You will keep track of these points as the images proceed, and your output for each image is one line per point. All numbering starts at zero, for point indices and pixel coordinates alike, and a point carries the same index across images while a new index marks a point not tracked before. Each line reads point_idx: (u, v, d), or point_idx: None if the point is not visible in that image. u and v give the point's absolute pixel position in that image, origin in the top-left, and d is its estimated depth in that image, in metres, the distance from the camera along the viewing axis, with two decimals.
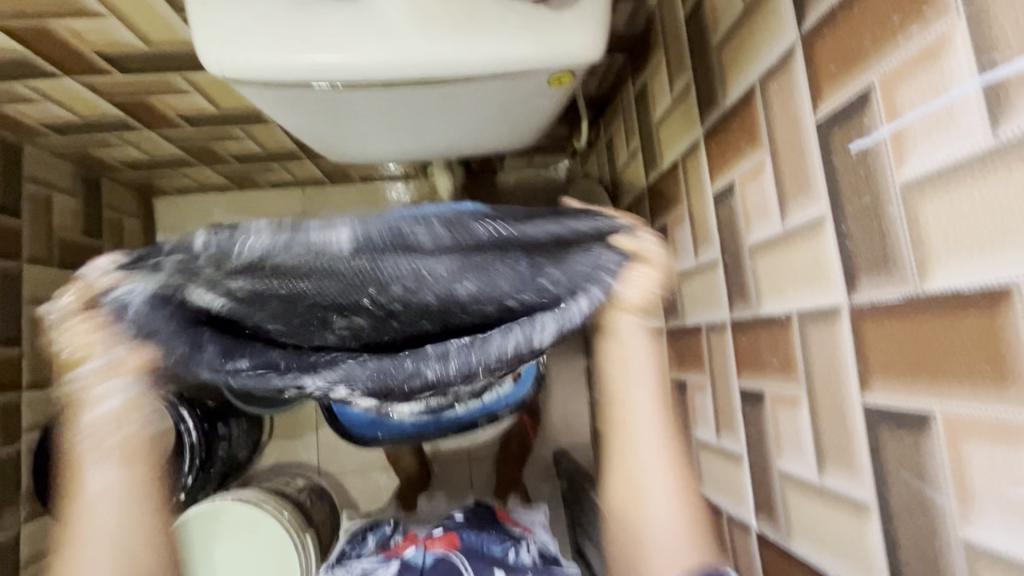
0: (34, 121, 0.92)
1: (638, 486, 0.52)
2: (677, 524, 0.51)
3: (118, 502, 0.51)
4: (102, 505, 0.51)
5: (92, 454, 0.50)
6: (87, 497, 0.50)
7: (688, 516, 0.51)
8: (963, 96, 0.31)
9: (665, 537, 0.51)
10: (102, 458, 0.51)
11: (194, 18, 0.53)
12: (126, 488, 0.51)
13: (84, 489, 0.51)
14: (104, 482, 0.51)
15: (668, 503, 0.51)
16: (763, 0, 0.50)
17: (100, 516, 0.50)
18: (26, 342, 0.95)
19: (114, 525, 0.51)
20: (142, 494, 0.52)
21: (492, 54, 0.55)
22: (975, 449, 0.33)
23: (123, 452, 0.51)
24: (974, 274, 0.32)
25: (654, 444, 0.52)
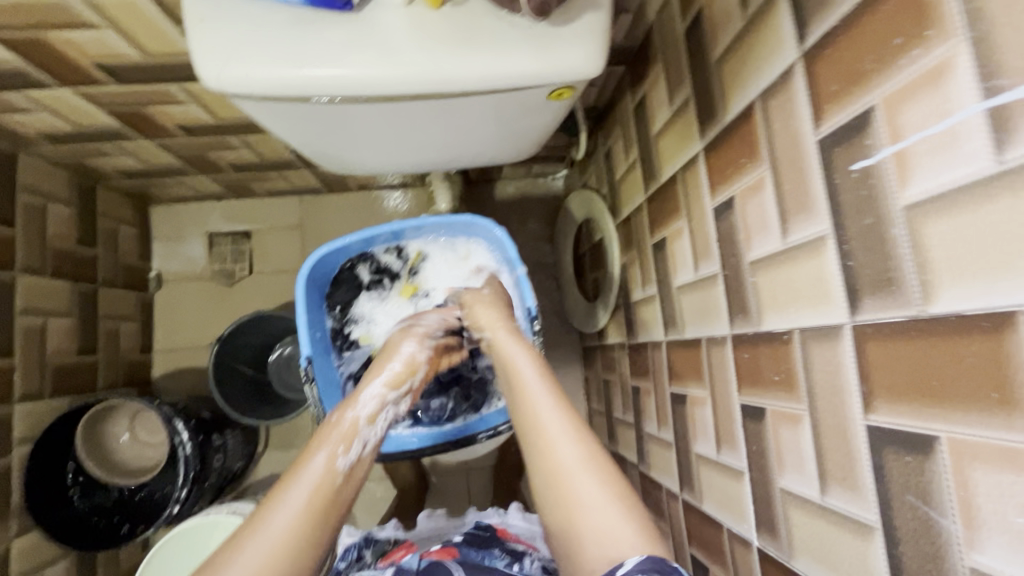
0: (30, 131, 0.91)
1: (550, 452, 0.54)
2: (580, 462, 0.52)
3: (297, 536, 0.50)
4: (290, 515, 0.50)
5: (306, 480, 0.53)
6: (277, 518, 0.50)
7: (594, 459, 0.52)
8: (967, 119, 0.31)
9: (578, 483, 0.51)
10: (301, 483, 0.53)
11: (192, 33, 0.52)
12: (308, 523, 0.51)
13: (274, 515, 0.51)
14: (303, 517, 0.51)
15: (574, 445, 0.53)
16: (762, 18, 0.50)
17: (255, 547, 0.48)
18: (19, 354, 0.94)
19: (286, 538, 0.49)
20: (320, 540, 0.51)
21: (494, 70, 0.54)
22: (983, 476, 0.32)
23: (341, 487, 0.55)
24: (978, 299, 0.32)
25: (555, 414, 0.56)
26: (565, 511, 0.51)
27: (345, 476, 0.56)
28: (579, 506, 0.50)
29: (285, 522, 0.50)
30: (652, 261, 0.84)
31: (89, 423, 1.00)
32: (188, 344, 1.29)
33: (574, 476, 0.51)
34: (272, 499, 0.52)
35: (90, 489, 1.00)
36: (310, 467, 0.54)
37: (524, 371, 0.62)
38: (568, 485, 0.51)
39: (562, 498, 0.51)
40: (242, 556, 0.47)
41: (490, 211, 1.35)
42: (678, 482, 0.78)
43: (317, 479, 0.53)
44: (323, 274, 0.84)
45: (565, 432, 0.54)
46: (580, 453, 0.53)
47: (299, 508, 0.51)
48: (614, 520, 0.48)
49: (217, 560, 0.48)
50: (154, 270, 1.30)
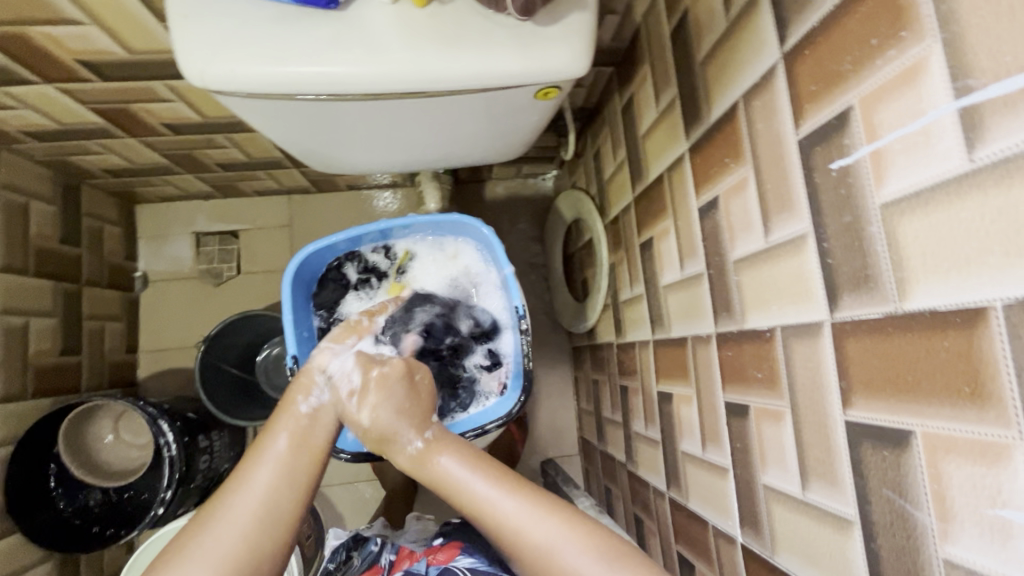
0: (12, 128, 0.90)
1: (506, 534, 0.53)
2: (529, 510, 0.53)
3: (281, 480, 0.53)
4: (270, 464, 0.54)
5: (285, 427, 0.57)
6: (261, 469, 0.53)
7: (527, 497, 0.54)
8: (940, 119, 0.32)
9: (529, 532, 0.52)
10: (281, 431, 0.57)
11: (176, 29, 0.52)
12: (290, 466, 0.54)
13: (256, 469, 0.53)
14: (285, 460, 0.54)
15: (513, 499, 0.54)
16: (745, 20, 0.51)
17: (242, 499, 0.51)
18: (0, 354, 0.93)
19: (269, 489, 0.52)
20: (302, 481, 0.54)
21: (480, 69, 0.55)
22: (956, 469, 0.33)
23: (316, 431, 0.58)
24: (950, 295, 0.33)
25: (509, 501, 0.54)
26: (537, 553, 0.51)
27: (322, 419, 0.59)
28: (523, 528, 0.52)
29: (268, 474, 0.53)
30: (639, 261, 0.84)
31: (71, 424, 0.98)
32: (174, 345, 1.28)
33: (528, 525, 0.52)
34: (253, 454, 0.55)
35: (73, 491, 0.98)
36: (288, 414, 0.58)
37: (460, 470, 0.56)
38: (524, 534, 0.52)
39: (516, 541, 0.52)
40: (229, 509, 0.50)
41: (480, 211, 1.35)
42: (665, 480, 0.78)
43: (293, 427, 0.57)
44: (309, 273, 0.83)
45: (516, 508, 0.53)
46: (519, 499, 0.54)
47: (281, 456, 0.55)
48: (574, 558, 0.50)
49: (205, 517, 0.51)
50: (140, 270, 1.29)
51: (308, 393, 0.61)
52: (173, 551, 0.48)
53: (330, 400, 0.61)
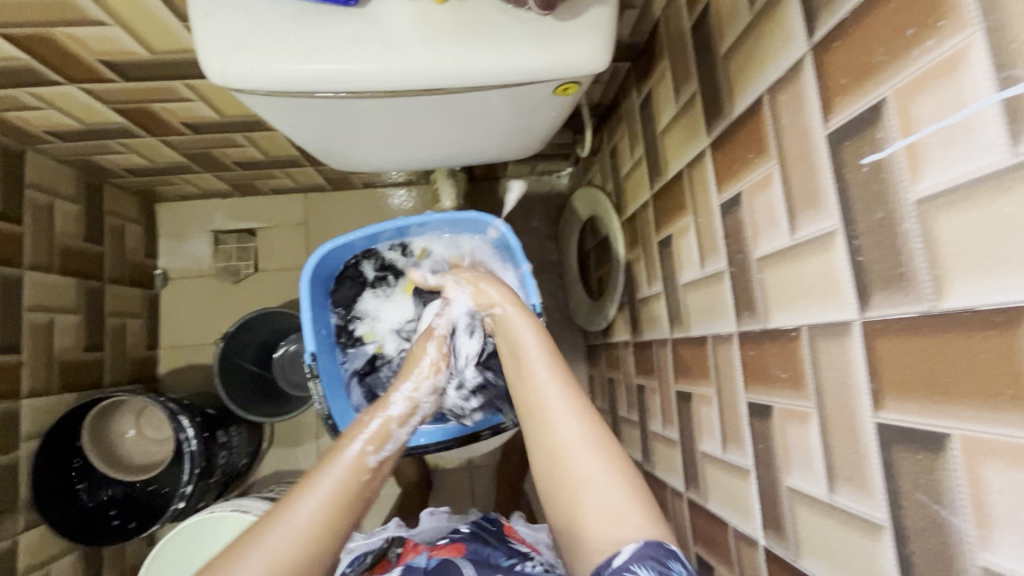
0: (37, 128, 0.91)
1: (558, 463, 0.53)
2: (586, 440, 0.53)
3: (321, 524, 0.51)
4: (314, 504, 0.51)
5: (337, 470, 0.55)
6: (303, 504, 0.51)
7: (595, 432, 0.54)
8: (981, 111, 0.31)
9: (580, 460, 0.52)
10: (330, 474, 0.54)
11: (197, 28, 0.52)
12: (331, 515, 0.52)
13: (300, 501, 0.52)
14: (329, 503, 0.52)
15: (578, 424, 0.54)
16: (770, 11, 0.50)
17: (279, 534, 0.49)
18: (27, 350, 0.95)
19: (307, 527, 0.50)
20: (336, 535, 0.52)
21: (499, 65, 0.54)
22: (995, 474, 0.32)
23: (365, 485, 0.55)
24: (992, 294, 0.31)
25: (574, 424, 0.54)
26: (565, 489, 0.51)
27: (374, 473, 0.57)
28: (584, 485, 0.50)
29: (309, 512, 0.51)
30: (657, 258, 0.83)
31: (95, 416, 1.00)
32: (194, 342, 1.30)
33: (577, 456, 0.52)
34: (302, 485, 0.53)
35: (97, 484, 1.00)
36: (339, 460, 0.56)
37: (536, 360, 0.60)
38: (572, 465, 0.52)
39: (569, 467, 0.52)
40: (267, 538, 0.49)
41: (495, 209, 1.35)
42: (683, 481, 0.77)
43: (345, 474, 0.54)
44: (327, 271, 0.84)
45: (577, 423, 0.54)
46: (584, 430, 0.54)
47: (325, 496, 0.52)
48: (620, 503, 0.49)
49: (246, 539, 0.49)
50: (160, 268, 1.31)
51: (363, 443, 0.58)
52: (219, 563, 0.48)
53: (387, 457, 0.59)
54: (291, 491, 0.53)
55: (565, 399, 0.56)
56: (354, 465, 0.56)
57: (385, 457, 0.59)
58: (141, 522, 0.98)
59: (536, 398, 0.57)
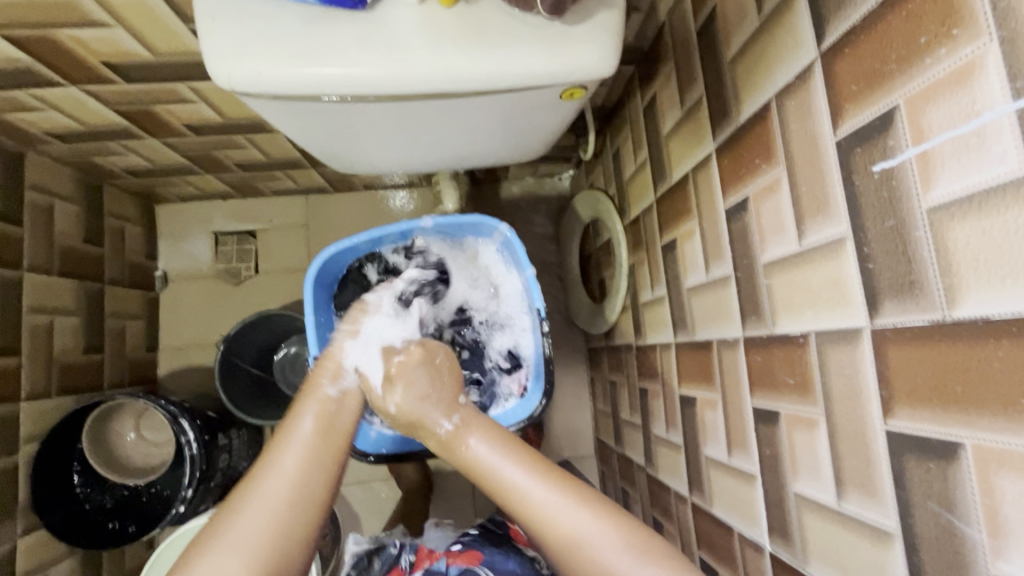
0: (38, 129, 0.91)
1: (518, 503, 0.55)
2: (564, 501, 0.54)
3: (307, 468, 0.56)
4: (298, 448, 0.57)
5: (310, 411, 0.60)
6: (286, 454, 0.56)
7: (573, 496, 0.54)
8: (996, 120, 0.31)
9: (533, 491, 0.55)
10: (305, 419, 0.60)
11: (203, 31, 0.52)
12: (314, 456, 0.57)
13: (283, 453, 0.56)
14: (310, 446, 0.57)
15: (545, 487, 0.55)
16: (779, 16, 0.50)
17: (270, 481, 0.54)
18: (26, 352, 0.94)
19: (296, 471, 0.55)
20: (326, 471, 0.57)
21: (507, 69, 0.54)
22: (1009, 484, 0.32)
23: (337, 419, 0.61)
24: (1006, 303, 0.31)
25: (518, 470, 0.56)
26: (542, 519, 0.54)
27: (341, 403, 0.63)
28: (555, 516, 0.53)
29: (294, 460, 0.56)
30: (661, 262, 0.83)
31: (94, 421, 1.00)
32: (194, 343, 1.29)
33: (532, 489, 0.55)
34: (281, 433, 0.59)
35: (97, 488, 0.99)
36: (311, 398, 0.62)
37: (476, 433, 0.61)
38: (537, 510, 0.54)
39: (523, 501, 0.55)
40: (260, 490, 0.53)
41: (497, 211, 1.35)
42: (687, 485, 0.77)
43: (317, 414, 0.60)
44: (330, 274, 0.84)
45: (537, 477, 0.56)
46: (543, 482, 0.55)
47: (306, 442, 0.58)
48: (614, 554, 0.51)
49: (238, 502, 0.53)
50: (160, 269, 1.30)
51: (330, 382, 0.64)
52: (209, 536, 0.51)
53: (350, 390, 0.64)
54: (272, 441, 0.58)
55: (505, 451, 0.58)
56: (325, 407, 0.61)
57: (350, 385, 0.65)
58: (140, 526, 0.97)
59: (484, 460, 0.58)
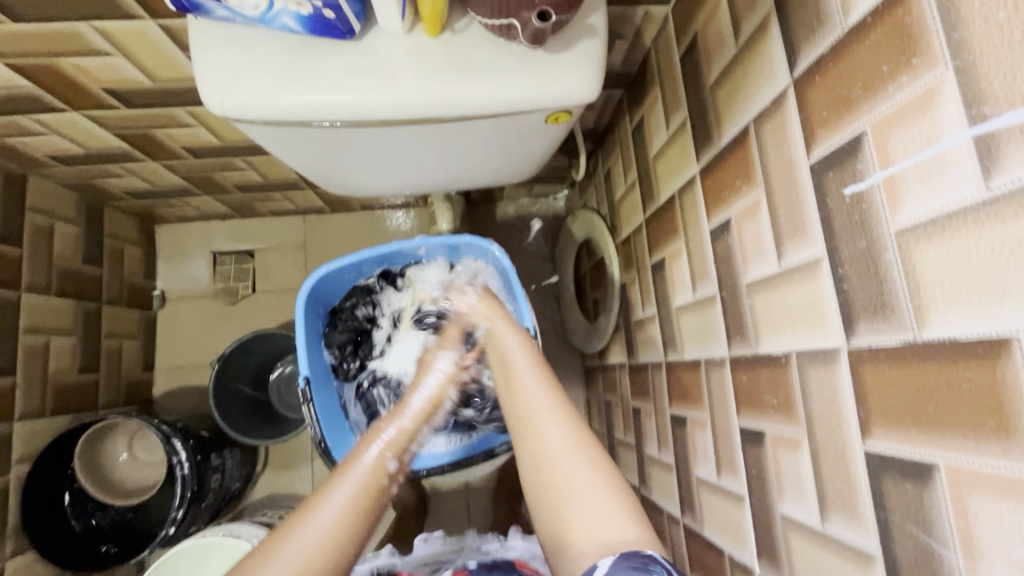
0: (40, 153, 0.93)
1: (540, 444, 0.57)
2: (585, 466, 0.53)
3: (343, 521, 0.52)
4: (332, 506, 0.52)
5: (353, 476, 0.56)
6: (325, 508, 0.52)
7: (583, 445, 0.55)
8: (955, 146, 0.32)
9: (568, 465, 0.54)
10: (350, 479, 0.56)
11: (197, 61, 0.54)
12: (353, 511, 0.53)
13: (323, 506, 0.52)
14: (350, 505, 0.53)
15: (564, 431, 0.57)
16: (754, 44, 0.51)
17: (303, 537, 0.49)
18: (21, 372, 0.95)
19: (330, 526, 0.51)
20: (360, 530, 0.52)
21: (492, 95, 0.55)
22: (981, 505, 0.32)
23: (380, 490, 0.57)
24: (973, 324, 0.32)
25: (551, 428, 0.57)
26: (557, 489, 0.53)
27: (392, 478, 0.59)
28: (575, 489, 0.52)
29: (332, 514, 0.52)
30: (651, 282, 0.84)
31: (89, 441, 0.99)
32: (190, 363, 1.29)
33: (564, 463, 0.54)
34: (321, 492, 0.55)
35: (84, 510, 0.99)
36: (356, 466, 0.58)
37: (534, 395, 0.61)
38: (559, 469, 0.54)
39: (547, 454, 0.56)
40: (290, 539, 0.49)
41: (493, 230, 1.36)
42: (679, 506, 0.76)
43: (362, 477, 0.57)
44: (319, 291, 0.85)
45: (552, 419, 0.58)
46: (575, 443, 0.56)
47: (346, 502, 0.53)
48: (608, 506, 0.50)
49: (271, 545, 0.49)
50: (158, 289, 1.31)
51: (380, 450, 0.61)
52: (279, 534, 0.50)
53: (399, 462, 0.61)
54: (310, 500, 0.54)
55: (546, 400, 0.60)
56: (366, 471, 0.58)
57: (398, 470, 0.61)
58: (122, 548, 0.97)
59: (523, 401, 0.61)
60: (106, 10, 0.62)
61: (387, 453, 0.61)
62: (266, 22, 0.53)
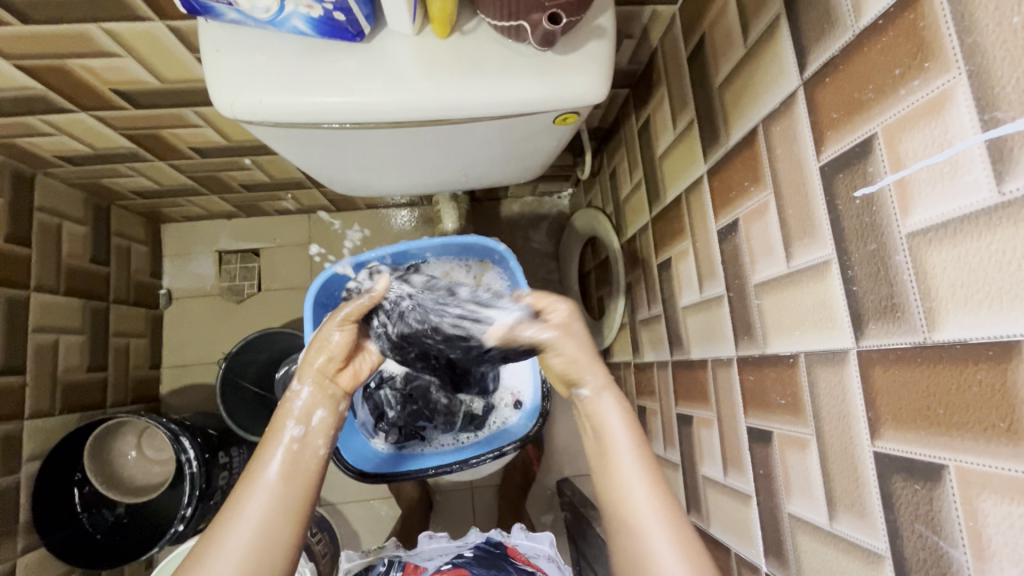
0: (49, 153, 0.93)
1: (625, 498, 0.54)
2: (658, 516, 0.52)
3: (274, 513, 0.53)
4: (262, 496, 0.53)
5: (275, 454, 0.56)
6: (250, 501, 0.53)
7: (661, 497, 0.54)
8: (967, 150, 0.32)
9: (641, 504, 0.53)
10: (271, 460, 0.56)
11: (208, 64, 0.54)
12: (282, 501, 0.54)
13: (247, 501, 0.53)
14: (276, 491, 0.54)
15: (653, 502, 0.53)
16: (763, 46, 0.52)
17: (236, 532, 0.51)
18: (31, 371, 0.95)
19: (263, 518, 0.52)
20: (294, 514, 0.54)
21: (499, 96, 0.56)
22: (991, 507, 0.32)
23: (304, 461, 0.57)
24: (983, 327, 0.32)
25: (634, 468, 0.55)
26: (632, 533, 0.52)
27: (305, 441, 0.59)
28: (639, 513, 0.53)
29: (260, 506, 0.53)
30: (657, 281, 0.84)
31: (97, 438, 1.00)
32: (196, 361, 1.30)
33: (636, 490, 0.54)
34: (244, 481, 0.55)
35: (96, 505, 1.00)
36: (277, 442, 0.58)
37: (620, 437, 0.57)
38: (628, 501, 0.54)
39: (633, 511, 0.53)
40: (223, 543, 0.50)
41: (497, 228, 1.36)
42: (685, 505, 0.76)
43: (284, 454, 0.57)
44: (326, 292, 0.86)
45: (647, 495, 0.54)
46: (649, 481, 0.54)
47: (271, 488, 0.54)
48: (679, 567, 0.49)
49: (201, 553, 0.50)
50: (164, 287, 1.32)
51: (295, 423, 0.60)
52: (212, 537, 0.51)
53: (316, 425, 0.60)
54: (235, 490, 0.54)
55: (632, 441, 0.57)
56: (290, 454, 0.57)
57: (319, 426, 0.61)
58: (130, 543, 0.98)
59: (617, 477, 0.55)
60: (116, 12, 0.62)
61: (299, 420, 0.60)
62: (277, 25, 0.53)
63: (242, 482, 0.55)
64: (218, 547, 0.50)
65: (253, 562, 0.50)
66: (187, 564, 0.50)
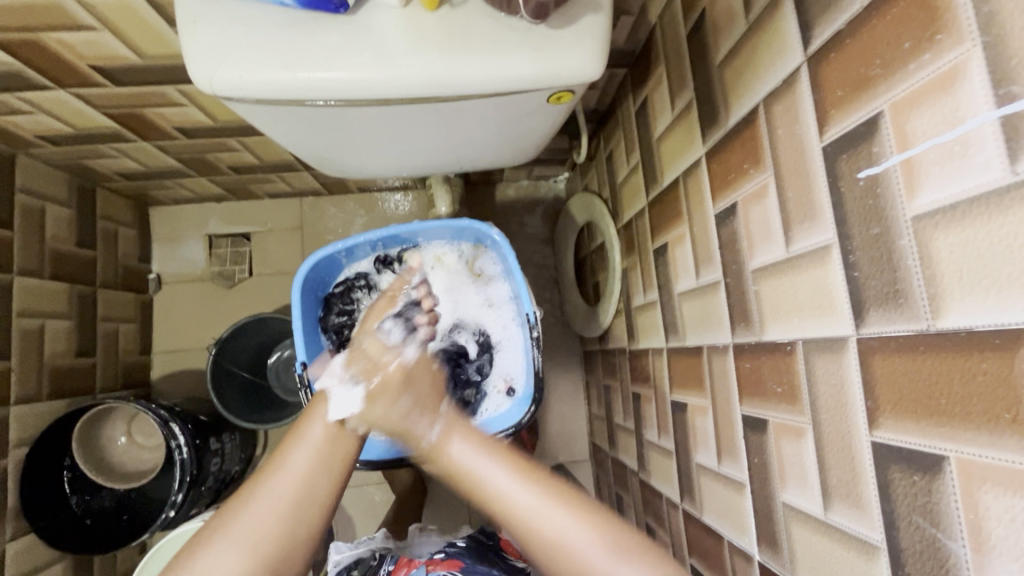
0: (28, 132, 0.90)
1: (512, 510, 0.51)
2: (584, 529, 0.50)
3: (318, 466, 0.54)
4: (307, 449, 0.55)
5: (321, 413, 0.58)
6: (297, 451, 0.54)
7: (580, 506, 0.52)
8: (980, 127, 0.30)
9: (517, 498, 0.52)
10: (318, 417, 0.57)
11: (185, 37, 0.52)
12: (326, 456, 0.55)
13: (293, 452, 0.54)
14: (322, 447, 0.55)
15: (572, 515, 0.51)
16: (765, 21, 0.49)
17: (280, 479, 0.52)
18: (16, 356, 0.94)
19: (308, 469, 0.54)
20: (335, 472, 0.55)
21: (491, 73, 0.53)
22: (993, 499, 0.31)
23: (350, 425, 0.58)
24: (990, 315, 0.31)
25: (501, 475, 0.53)
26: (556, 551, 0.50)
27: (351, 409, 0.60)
28: (543, 526, 0.50)
29: (304, 457, 0.54)
30: (653, 266, 0.82)
31: (86, 424, 0.99)
32: (187, 347, 1.29)
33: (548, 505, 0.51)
34: (292, 434, 0.56)
35: (87, 492, 0.99)
36: (323, 403, 0.59)
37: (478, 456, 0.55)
38: (538, 527, 0.50)
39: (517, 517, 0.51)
40: (268, 488, 0.52)
41: (492, 213, 1.34)
42: (678, 493, 0.76)
43: (331, 415, 0.58)
44: (314, 276, 0.84)
45: (543, 508, 0.51)
46: (530, 490, 0.52)
47: (317, 443, 0.55)
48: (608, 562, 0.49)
49: (242, 498, 0.52)
50: (154, 272, 1.30)
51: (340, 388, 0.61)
52: (256, 480, 0.53)
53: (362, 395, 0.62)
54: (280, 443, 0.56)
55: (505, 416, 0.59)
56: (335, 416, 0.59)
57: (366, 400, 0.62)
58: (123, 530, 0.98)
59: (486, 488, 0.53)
60: None
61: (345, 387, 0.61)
62: None
63: (286, 436, 0.56)
64: (262, 492, 0.51)
65: (290, 512, 0.51)
66: (233, 503, 0.52)
